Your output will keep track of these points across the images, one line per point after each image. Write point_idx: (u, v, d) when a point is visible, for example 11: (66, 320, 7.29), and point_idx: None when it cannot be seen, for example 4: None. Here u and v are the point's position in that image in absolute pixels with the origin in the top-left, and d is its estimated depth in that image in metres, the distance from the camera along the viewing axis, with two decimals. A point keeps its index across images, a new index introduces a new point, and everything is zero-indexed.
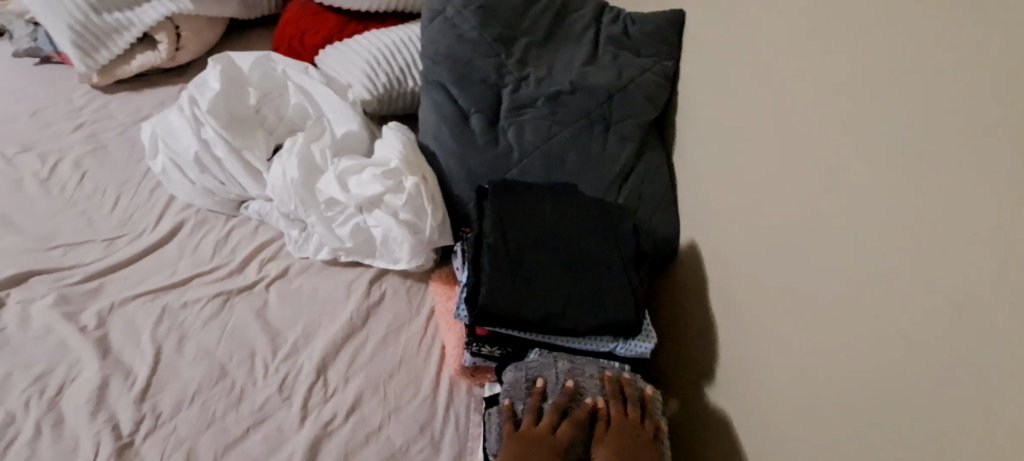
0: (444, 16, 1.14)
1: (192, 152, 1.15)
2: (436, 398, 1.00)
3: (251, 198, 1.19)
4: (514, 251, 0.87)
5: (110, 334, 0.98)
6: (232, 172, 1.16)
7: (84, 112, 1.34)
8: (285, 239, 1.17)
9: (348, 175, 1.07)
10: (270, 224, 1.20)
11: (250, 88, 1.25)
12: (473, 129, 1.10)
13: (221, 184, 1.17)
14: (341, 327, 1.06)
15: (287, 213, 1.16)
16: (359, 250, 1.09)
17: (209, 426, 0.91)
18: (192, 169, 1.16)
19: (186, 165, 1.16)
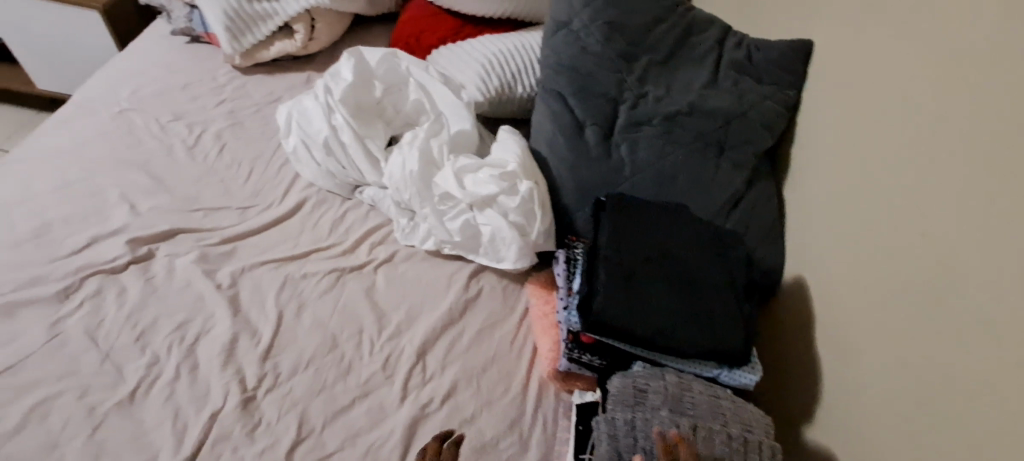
0: (570, 29, 1.16)
1: (322, 136, 1.25)
2: (526, 398, 1.03)
3: (367, 184, 1.27)
4: (628, 264, 0.87)
5: (241, 295, 1.07)
6: (354, 158, 1.25)
7: (226, 89, 1.47)
8: (393, 225, 1.24)
9: (465, 172, 1.11)
10: (380, 210, 1.27)
11: (377, 81, 1.33)
12: (587, 141, 1.12)
13: (342, 168, 1.26)
14: (441, 317, 1.11)
15: (399, 201, 1.22)
16: (465, 245, 1.13)
17: (321, 392, 0.98)
18: (319, 152, 1.25)
19: (315, 147, 1.26)
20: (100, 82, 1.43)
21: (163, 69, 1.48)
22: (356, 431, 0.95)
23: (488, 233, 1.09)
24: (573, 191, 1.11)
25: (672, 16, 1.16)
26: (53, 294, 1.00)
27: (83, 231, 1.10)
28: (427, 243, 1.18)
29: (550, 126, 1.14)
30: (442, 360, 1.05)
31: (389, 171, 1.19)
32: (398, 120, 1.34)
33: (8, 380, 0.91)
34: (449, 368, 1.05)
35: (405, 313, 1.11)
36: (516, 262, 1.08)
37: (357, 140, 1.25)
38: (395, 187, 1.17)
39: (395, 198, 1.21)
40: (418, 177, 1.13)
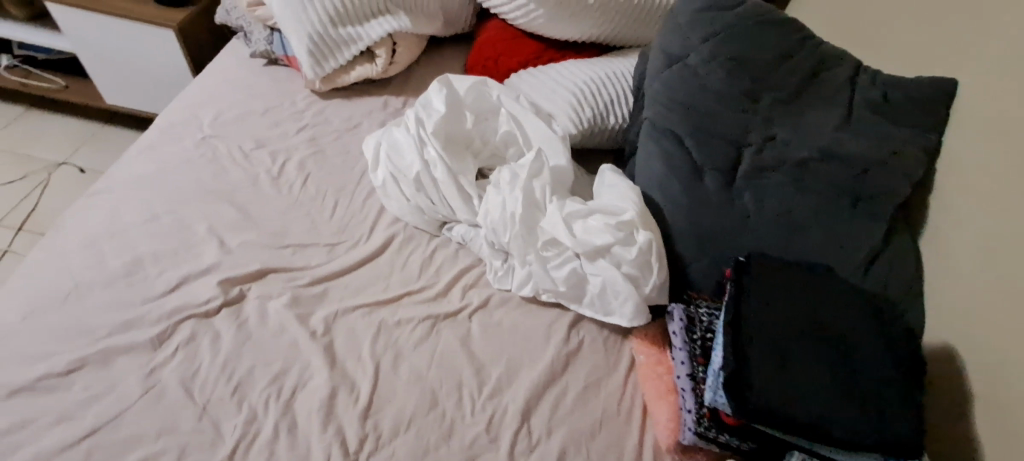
0: (686, 63, 1.06)
1: (414, 171, 1.19)
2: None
3: (457, 222, 1.20)
4: (779, 338, 0.80)
5: (335, 343, 1.02)
6: (446, 194, 1.18)
7: (305, 114, 1.43)
8: (485, 266, 1.17)
9: (574, 218, 1.04)
10: (470, 249, 1.19)
11: (467, 111, 1.26)
12: (707, 188, 1.02)
13: (432, 204, 1.19)
14: (541, 374, 1.03)
15: (493, 242, 1.15)
16: (569, 295, 1.04)
17: (425, 457, 0.92)
18: (410, 187, 1.19)
19: (405, 182, 1.20)
20: (182, 105, 1.40)
21: (243, 93, 1.45)
22: None
23: (598, 285, 1.01)
24: (686, 241, 1.01)
25: (803, 50, 1.05)
26: (147, 341, 0.96)
27: (174, 269, 1.06)
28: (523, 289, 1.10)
29: (660, 169, 1.04)
30: (547, 424, 0.98)
31: (485, 211, 1.12)
32: (487, 152, 1.28)
33: (109, 435, 0.87)
34: (555, 433, 0.97)
35: (504, 367, 1.04)
36: (628, 318, 1.00)
37: (448, 176, 1.18)
38: (493, 228, 1.10)
39: (490, 239, 1.14)
40: (522, 221, 1.07)
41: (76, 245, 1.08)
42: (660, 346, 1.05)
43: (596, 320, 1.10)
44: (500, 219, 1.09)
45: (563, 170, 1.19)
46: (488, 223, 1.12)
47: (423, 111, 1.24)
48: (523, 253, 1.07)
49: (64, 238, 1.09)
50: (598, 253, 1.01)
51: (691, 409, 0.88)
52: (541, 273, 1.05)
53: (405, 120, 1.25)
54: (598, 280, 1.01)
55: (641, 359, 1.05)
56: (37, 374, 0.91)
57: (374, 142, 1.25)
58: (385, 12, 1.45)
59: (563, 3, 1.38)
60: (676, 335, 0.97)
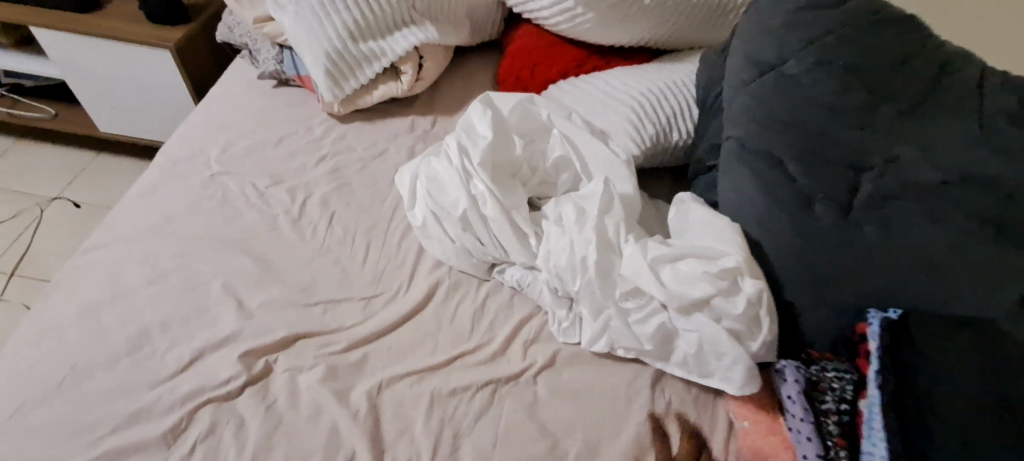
0: (781, 71, 0.91)
1: (460, 208, 1.03)
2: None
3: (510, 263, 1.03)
4: (936, 417, 0.68)
5: (381, 424, 0.85)
6: (497, 234, 1.02)
7: (325, 142, 1.26)
8: (548, 316, 0.99)
9: (661, 262, 0.88)
10: (527, 296, 1.02)
11: (515, 134, 1.11)
12: (819, 221, 0.85)
13: (481, 245, 1.03)
14: (628, 451, 0.85)
15: (556, 288, 0.97)
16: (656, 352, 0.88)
17: None
18: (455, 227, 1.03)
19: (450, 221, 1.04)
20: (185, 139, 1.24)
21: (253, 121, 1.28)
22: None
23: (694, 342, 0.85)
24: (799, 287, 0.86)
25: (923, 53, 0.88)
26: (160, 436, 0.80)
27: (187, 341, 0.90)
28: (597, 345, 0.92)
29: (758, 199, 0.90)
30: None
31: (546, 253, 0.96)
32: (538, 179, 1.10)
33: None
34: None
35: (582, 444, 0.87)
36: (736, 384, 0.83)
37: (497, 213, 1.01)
38: (558, 274, 0.94)
39: (553, 284, 0.97)
40: (595, 266, 0.91)
41: (72, 316, 0.92)
42: (768, 410, 0.85)
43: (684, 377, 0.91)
44: (568, 263, 0.93)
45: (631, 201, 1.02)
46: (551, 266, 0.96)
47: (466, 135, 1.09)
48: (599, 303, 0.92)
49: (56, 307, 0.94)
50: (695, 306, 0.86)
51: None
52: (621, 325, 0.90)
53: (446, 147, 1.10)
54: (693, 336, 0.85)
55: (744, 425, 0.85)
56: None
57: (413, 176, 1.11)
58: (411, 23, 1.28)
59: (615, 7, 1.23)
60: (792, 401, 0.80)
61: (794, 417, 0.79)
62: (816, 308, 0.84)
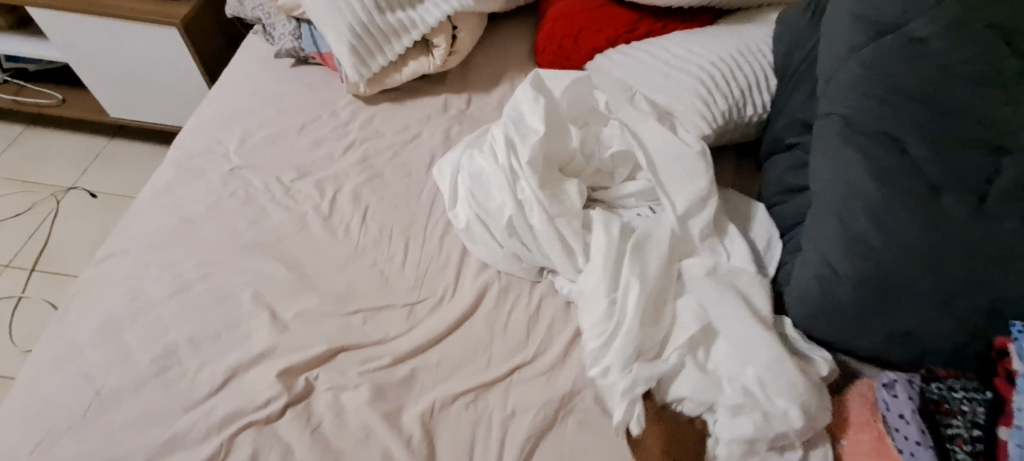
0: (903, 34, 0.80)
1: (506, 214, 0.92)
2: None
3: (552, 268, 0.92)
4: None
5: (438, 447, 0.77)
6: (545, 243, 0.90)
7: (352, 127, 1.15)
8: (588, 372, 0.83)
9: (721, 315, 0.82)
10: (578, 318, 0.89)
11: (569, 123, 0.99)
12: (947, 212, 0.72)
13: (529, 251, 0.91)
14: None
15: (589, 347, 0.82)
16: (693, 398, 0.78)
17: None
18: (501, 233, 0.93)
19: (495, 227, 0.93)
20: (199, 128, 1.13)
21: (271, 105, 1.17)
22: None
23: (740, 390, 0.76)
24: (912, 291, 0.73)
25: None
26: None
27: (219, 359, 0.82)
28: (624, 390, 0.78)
29: (865, 186, 0.77)
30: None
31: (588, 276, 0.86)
32: (594, 169, 0.98)
33: None
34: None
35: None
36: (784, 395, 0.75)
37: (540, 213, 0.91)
38: (597, 324, 0.82)
39: (597, 302, 0.84)
40: (637, 311, 0.81)
41: (93, 333, 0.84)
42: (876, 425, 0.74)
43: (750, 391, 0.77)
44: (638, 269, 0.84)
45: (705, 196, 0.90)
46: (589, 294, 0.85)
47: (512, 123, 0.99)
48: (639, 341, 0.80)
49: (76, 324, 0.86)
50: (747, 351, 0.79)
51: None
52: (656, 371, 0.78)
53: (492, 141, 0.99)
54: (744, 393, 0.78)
55: (842, 443, 0.76)
56: None
57: (454, 169, 1.01)
58: None
59: None
60: (906, 421, 0.69)
61: (907, 439, 0.68)
62: (935, 318, 0.73)
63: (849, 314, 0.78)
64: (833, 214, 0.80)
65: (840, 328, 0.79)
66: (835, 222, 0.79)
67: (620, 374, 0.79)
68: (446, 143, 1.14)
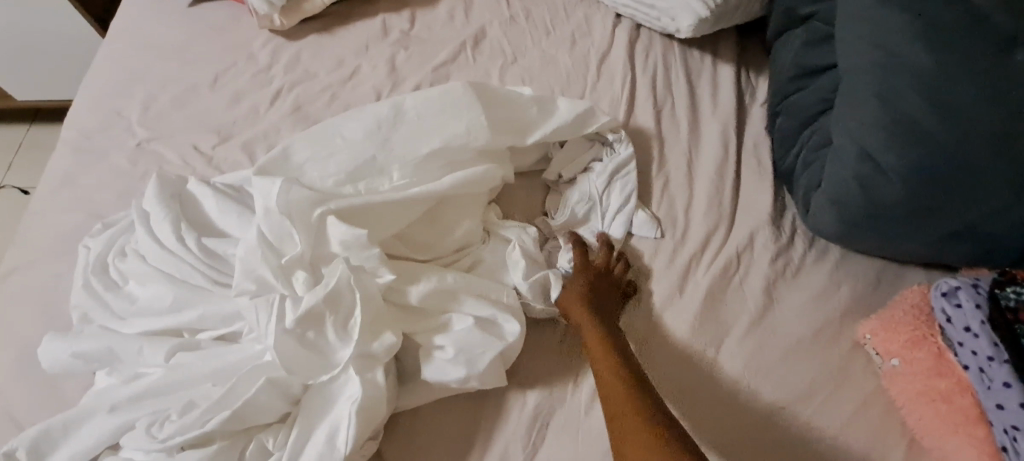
0: None
1: (164, 290, 0.59)
2: None
3: (137, 248, 0.63)
4: None
5: (418, 445, 0.64)
6: (209, 221, 0.65)
7: (275, 70, 0.95)
8: (163, 319, 0.59)
9: (180, 272, 0.60)
10: (130, 278, 0.62)
11: (348, 366, 0.54)
12: (1016, 73, 0.60)
13: (168, 242, 0.61)
14: (751, 411, 0.67)
15: (124, 276, 0.63)
16: (189, 302, 0.59)
17: None
18: (151, 291, 0.60)
19: (162, 295, 0.59)
20: (94, 98, 0.93)
21: (175, 59, 0.96)
22: None
23: (198, 268, 0.60)
24: (970, 182, 0.61)
25: None
26: None
27: None
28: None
29: (916, 59, 0.64)
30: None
31: (143, 272, 0.61)
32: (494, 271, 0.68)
33: None
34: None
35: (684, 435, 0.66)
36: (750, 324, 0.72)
37: (176, 189, 0.67)
38: (122, 310, 0.61)
39: (150, 283, 0.61)
40: (206, 259, 0.60)
41: (8, 364, 0.69)
42: (935, 342, 0.65)
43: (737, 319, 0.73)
44: (175, 262, 0.60)
45: (632, 130, 0.89)
46: (140, 316, 0.60)
47: (438, 300, 0.62)
48: None
49: None
50: (183, 300, 0.59)
51: None
52: (52, 371, 0.63)
53: (392, 166, 0.67)
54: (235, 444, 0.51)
55: (893, 364, 0.67)
56: None
57: (337, 120, 0.71)
58: None
59: None
60: (973, 334, 0.61)
61: (976, 355, 0.61)
62: (1002, 207, 0.61)
63: (891, 214, 0.66)
64: (874, 95, 0.66)
65: (881, 235, 0.67)
66: (875, 105, 0.66)
67: (153, 315, 0.59)
68: (392, 75, 0.94)
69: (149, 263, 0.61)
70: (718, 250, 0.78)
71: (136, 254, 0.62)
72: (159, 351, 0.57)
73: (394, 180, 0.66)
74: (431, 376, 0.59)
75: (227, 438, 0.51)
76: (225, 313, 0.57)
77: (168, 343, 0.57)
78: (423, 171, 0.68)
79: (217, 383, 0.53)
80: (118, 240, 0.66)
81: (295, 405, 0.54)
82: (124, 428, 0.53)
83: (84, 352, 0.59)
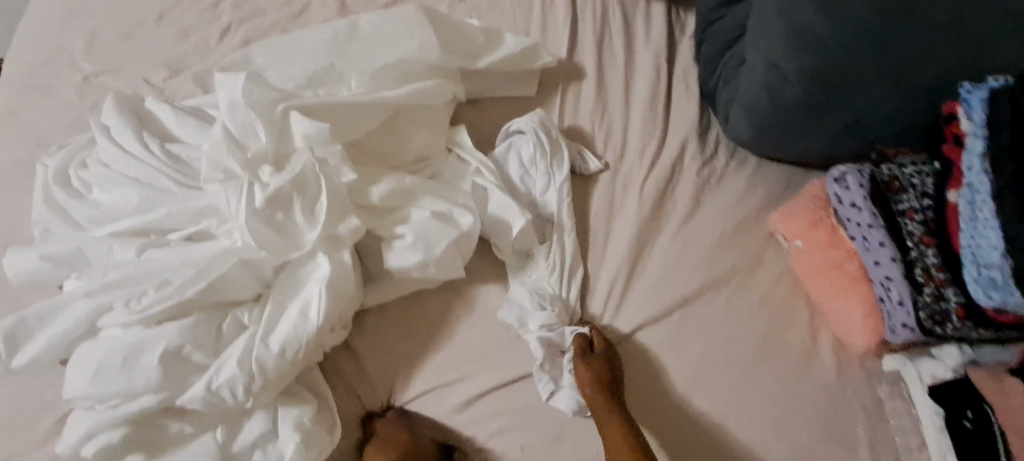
0: None
1: (130, 193, 0.62)
2: (817, 364, 0.73)
3: (99, 158, 0.65)
4: None
5: (384, 337, 0.71)
6: (167, 133, 0.68)
7: (222, 6, 0.95)
8: (130, 219, 0.61)
9: (145, 176, 0.63)
10: (91, 186, 0.64)
11: (316, 249, 0.58)
12: None
13: (131, 149, 0.64)
14: (677, 294, 0.77)
15: (86, 185, 0.65)
16: (154, 203, 0.62)
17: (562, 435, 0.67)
18: (115, 194, 0.63)
19: (126, 197, 0.62)
20: (32, 36, 0.91)
21: None
22: None
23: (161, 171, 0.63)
24: (854, 80, 0.71)
25: None
26: None
27: None
28: (77, 415, 0.57)
29: None
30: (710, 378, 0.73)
31: (107, 178, 0.63)
32: (450, 174, 0.74)
33: None
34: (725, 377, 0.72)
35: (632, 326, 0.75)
36: (676, 223, 0.82)
37: (133, 105, 0.69)
38: (82, 216, 0.63)
39: (112, 188, 0.63)
40: (171, 163, 0.63)
41: None
42: (828, 221, 0.76)
43: (666, 220, 0.82)
44: (139, 166, 0.63)
45: (573, 61, 0.96)
46: (106, 219, 0.63)
47: (403, 195, 0.68)
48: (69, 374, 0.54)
49: None
50: (147, 201, 0.62)
51: (903, 301, 0.67)
52: (20, 285, 0.65)
53: (349, 77, 0.71)
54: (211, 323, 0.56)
55: (796, 244, 0.78)
56: None
57: (298, 33, 0.74)
58: None
59: None
60: (857, 209, 0.71)
61: (860, 226, 0.71)
62: (879, 100, 0.71)
63: (790, 114, 0.75)
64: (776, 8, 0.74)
65: (784, 134, 0.77)
66: (777, 17, 0.74)
67: (119, 217, 0.62)
68: (342, 10, 0.96)
69: (111, 170, 0.64)
70: (650, 164, 0.86)
71: (96, 163, 0.65)
72: (126, 249, 0.60)
73: (352, 89, 0.71)
74: (393, 263, 0.65)
75: (204, 316, 0.56)
76: (192, 210, 0.60)
77: (135, 241, 0.60)
78: (380, 82, 0.72)
79: (187, 267, 0.57)
80: (74, 155, 0.67)
81: (267, 288, 0.59)
82: (97, 313, 0.56)
83: (50, 255, 0.61)
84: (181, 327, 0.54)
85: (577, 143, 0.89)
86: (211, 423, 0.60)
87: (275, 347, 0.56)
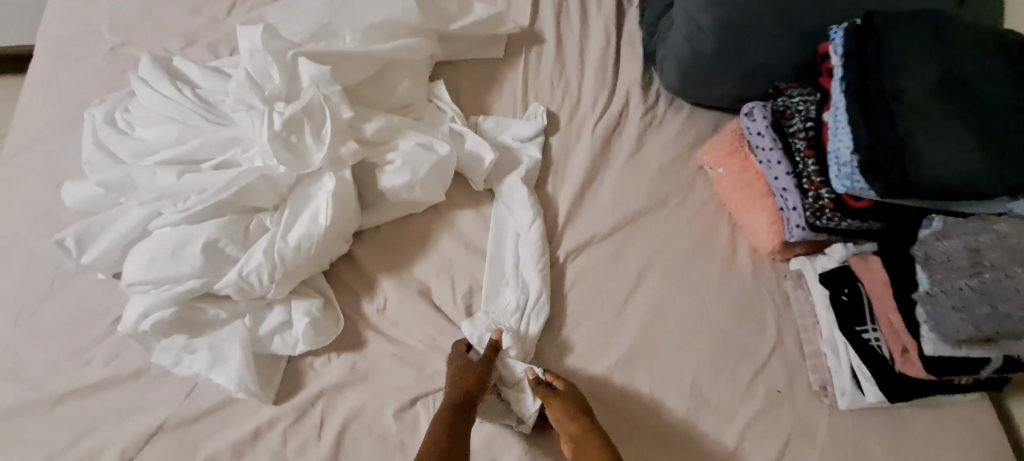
0: None
1: (167, 129, 0.77)
2: (734, 266, 0.90)
3: (141, 104, 0.80)
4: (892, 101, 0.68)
5: (378, 252, 0.85)
6: (195, 84, 0.82)
7: None
8: (168, 149, 0.76)
9: (180, 115, 0.78)
10: (135, 127, 0.79)
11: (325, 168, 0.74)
12: None
13: (170, 95, 0.79)
14: (621, 215, 0.93)
15: (131, 126, 0.79)
16: (187, 137, 0.76)
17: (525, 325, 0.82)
18: (156, 131, 0.77)
19: (164, 133, 0.77)
20: (61, 13, 1.04)
21: None
22: (581, 354, 0.83)
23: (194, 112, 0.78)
24: (756, 31, 0.88)
25: None
26: None
27: None
28: (133, 299, 0.71)
29: None
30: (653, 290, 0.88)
31: (150, 118, 0.78)
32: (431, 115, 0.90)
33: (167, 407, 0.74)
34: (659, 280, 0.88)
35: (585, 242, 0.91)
36: (621, 158, 0.98)
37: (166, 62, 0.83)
38: (127, 151, 0.77)
39: (153, 126, 0.78)
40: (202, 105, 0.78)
41: (33, 219, 0.84)
42: (743, 149, 0.92)
43: (613, 157, 0.98)
44: (176, 108, 0.78)
45: (536, 28, 1.11)
46: (148, 154, 0.77)
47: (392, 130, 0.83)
48: (132, 263, 0.70)
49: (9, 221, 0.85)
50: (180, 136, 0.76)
51: (797, 206, 0.83)
52: (76, 211, 0.79)
53: (345, 34, 0.86)
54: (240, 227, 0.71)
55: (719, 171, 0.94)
56: (58, 371, 0.75)
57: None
58: None
59: None
60: (761, 136, 0.88)
61: (764, 150, 0.88)
62: (777, 47, 0.88)
63: (709, 62, 0.91)
64: None
65: (706, 79, 0.93)
66: None
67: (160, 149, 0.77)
68: None
69: (153, 112, 0.79)
70: (600, 113, 1.01)
71: (140, 107, 0.80)
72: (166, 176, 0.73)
73: (347, 43, 0.86)
74: (385, 183, 0.81)
75: (234, 219, 0.71)
76: (220, 141, 0.74)
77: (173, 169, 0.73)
78: (371, 38, 0.87)
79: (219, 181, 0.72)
80: (119, 104, 0.82)
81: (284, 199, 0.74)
82: (150, 217, 0.71)
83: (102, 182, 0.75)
84: (218, 224, 0.70)
85: (539, 96, 1.04)
86: (241, 310, 0.75)
87: (292, 242, 0.71)
